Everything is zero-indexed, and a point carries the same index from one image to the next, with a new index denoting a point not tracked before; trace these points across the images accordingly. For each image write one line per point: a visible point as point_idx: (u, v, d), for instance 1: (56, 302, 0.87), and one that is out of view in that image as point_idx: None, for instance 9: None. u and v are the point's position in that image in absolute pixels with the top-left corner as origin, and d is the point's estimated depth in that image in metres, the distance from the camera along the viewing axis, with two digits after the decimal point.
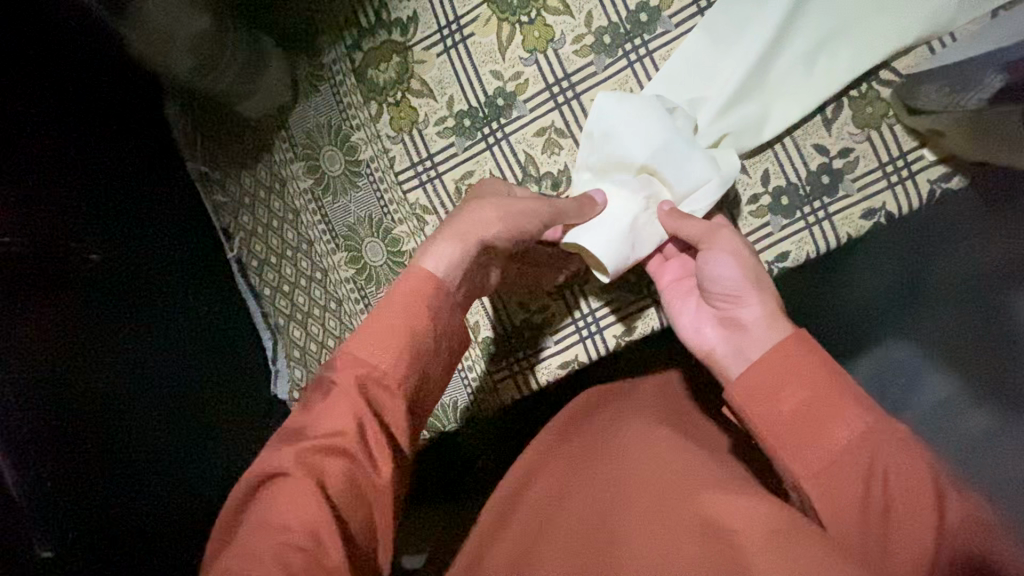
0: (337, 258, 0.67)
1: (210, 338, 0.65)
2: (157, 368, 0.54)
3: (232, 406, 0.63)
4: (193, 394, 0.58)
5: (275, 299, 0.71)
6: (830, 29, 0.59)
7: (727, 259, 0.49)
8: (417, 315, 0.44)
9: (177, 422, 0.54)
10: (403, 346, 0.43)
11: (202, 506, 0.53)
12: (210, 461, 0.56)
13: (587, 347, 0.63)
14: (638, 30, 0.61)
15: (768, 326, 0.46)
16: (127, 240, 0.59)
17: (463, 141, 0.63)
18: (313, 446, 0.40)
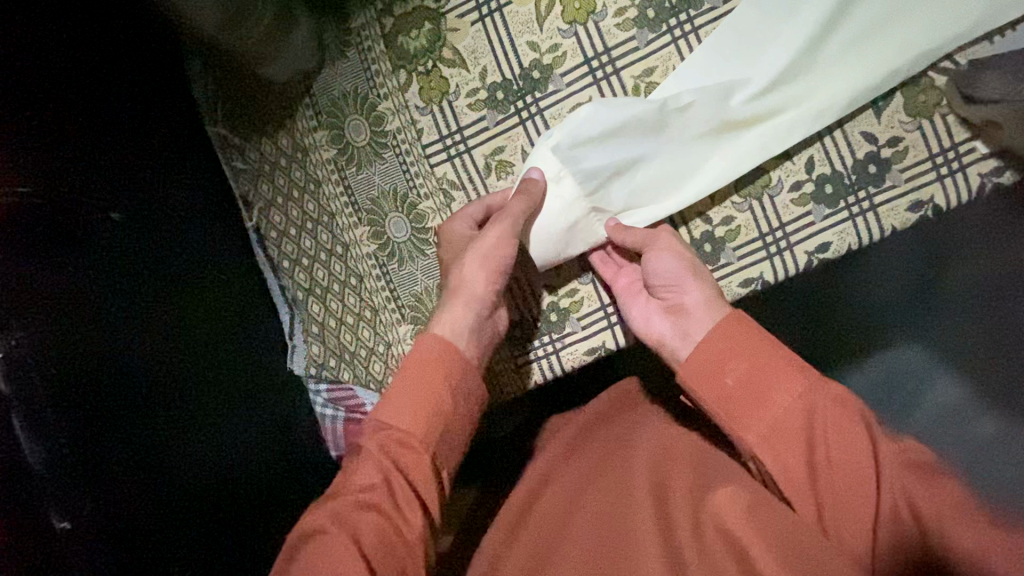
0: (359, 232, 0.65)
1: (234, 312, 0.63)
2: (183, 337, 0.53)
3: (253, 381, 0.61)
4: (214, 366, 0.56)
5: (293, 272, 0.68)
6: (888, 11, 0.55)
7: (670, 255, 0.53)
8: (430, 378, 0.48)
9: (205, 393, 0.53)
10: (424, 413, 0.47)
11: (226, 481, 0.51)
12: (240, 436, 0.56)
13: (614, 334, 0.61)
14: (684, 5, 0.58)
15: (707, 310, 0.50)
16: (158, 205, 0.57)
17: (495, 115, 0.61)
18: (349, 505, 0.44)
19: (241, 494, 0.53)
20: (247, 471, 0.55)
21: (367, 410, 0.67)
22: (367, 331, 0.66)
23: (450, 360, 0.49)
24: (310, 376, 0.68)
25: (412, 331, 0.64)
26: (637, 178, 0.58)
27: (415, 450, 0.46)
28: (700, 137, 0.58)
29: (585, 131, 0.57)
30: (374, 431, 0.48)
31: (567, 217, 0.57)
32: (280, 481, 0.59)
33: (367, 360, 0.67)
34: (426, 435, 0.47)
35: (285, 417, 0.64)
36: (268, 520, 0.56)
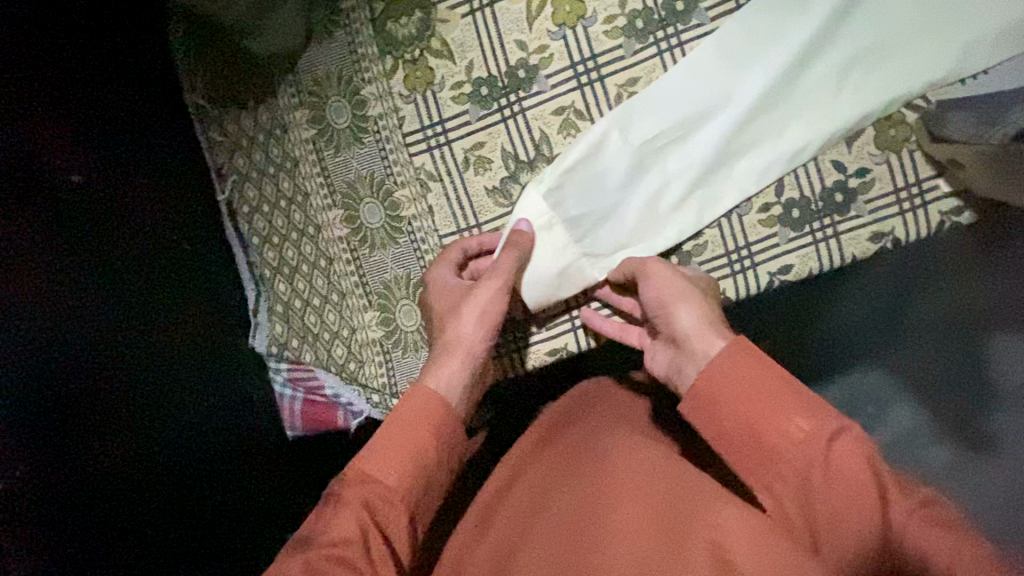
0: (332, 215, 0.65)
1: (205, 290, 0.63)
2: (143, 312, 0.53)
3: (207, 357, 0.61)
4: (166, 340, 0.55)
5: (262, 249, 0.68)
6: (867, 46, 0.57)
7: (656, 283, 0.52)
8: (421, 432, 0.47)
9: (158, 368, 0.53)
10: (409, 466, 0.45)
11: (169, 454, 0.51)
12: (188, 412, 0.55)
13: (577, 337, 0.62)
14: (673, 18, 0.59)
15: (700, 338, 0.47)
16: (129, 175, 0.57)
17: (478, 110, 0.61)
18: (326, 554, 0.41)
19: (195, 469, 0.54)
20: (197, 446, 0.55)
21: (327, 392, 0.68)
22: (332, 315, 0.67)
23: (441, 418, 0.48)
24: (271, 356, 0.68)
25: (377, 318, 0.65)
26: (617, 217, 0.60)
27: (396, 505, 0.44)
28: (681, 185, 0.59)
29: (566, 178, 0.59)
30: (354, 480, 0.45)
31: (557, 261, 0.59)
32: (236, 457, 0.60)
33: (330, 343, 0.67)
34: (408, 489, 0.45)
35: (239, 395, 0.63)
36: (222, 494, 0.56)
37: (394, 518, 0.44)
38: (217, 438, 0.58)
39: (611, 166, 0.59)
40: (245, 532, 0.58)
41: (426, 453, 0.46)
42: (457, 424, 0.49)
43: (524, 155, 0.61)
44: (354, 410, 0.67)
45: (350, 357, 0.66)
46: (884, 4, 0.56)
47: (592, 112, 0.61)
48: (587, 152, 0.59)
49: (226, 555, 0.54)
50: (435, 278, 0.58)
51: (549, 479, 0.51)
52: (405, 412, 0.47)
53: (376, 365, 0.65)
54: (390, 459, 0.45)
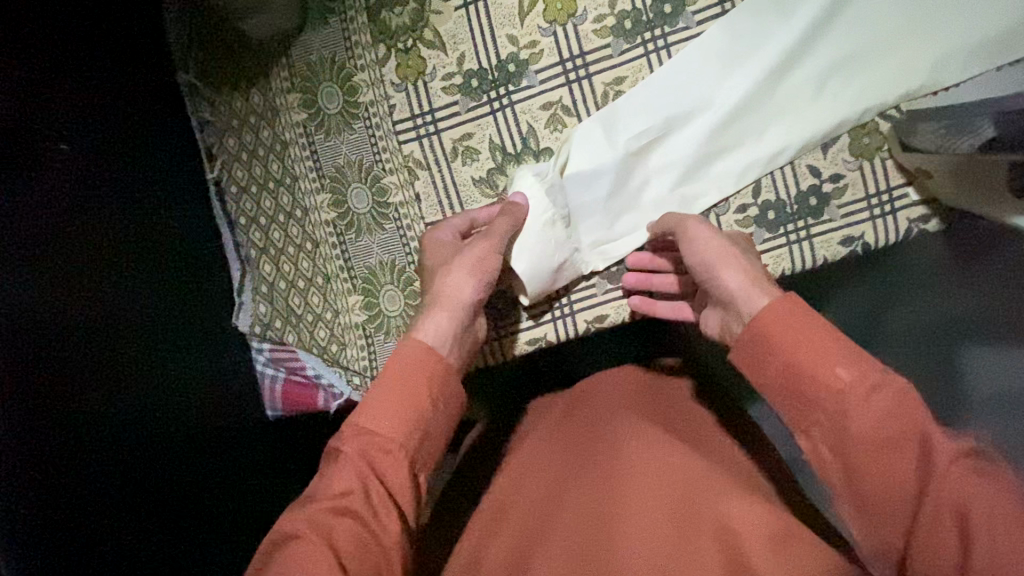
0: (320, 198, 0.66)
1: (191, 268, 0.64)
2: (129, 285, 0.54)
3: (187, 330, 0.61)
4: (147, 308, 0.56)
5: (250, 230, 0.68)
6: (845, 55, 0.59)
7: (701, 245, 0.52)
8: (412, 383, 0.47)
9: (141, 339, 0.54)
10: (404, 415, 0.46)
11: (147, 421, 0.52)
12: (166, 380, 0.56)
13: (556, 328, 0.64)
14: (660, 21, 0.60)
15: (748, 296, 0.47)
16: (120, 150, 0.57)
17: (468, 101, 0.63)
18: (325, 507, 0.42)
19: (178, 438, 0.55)
20: (174, 414, 0.55)
21: (309, 373, 0.69)
22: (316, 297, 0.67)
23: (432, 366, 0.48)
24: (254, 335, 0.69)
25: (361, 302, 0.65)
26: (605, 211, 0.62)
27: (392, 454, 0.44)
28: (668, 181, 0.61)
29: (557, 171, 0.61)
30: (351, 436, 0.45)
31: (556, 256, 0.60)
32: (218, 433, 0.61)
33: (313, 325, 0.68)
34: (404, 438, 0.45)
35: (217, 369, 0.64)
36: (204, 466, 0.57)
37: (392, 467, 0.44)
38: (195, 409, 0.59)
39: (602, 160, 0.60)
40: (229, 504, 0.59)
41: (419, 405, 0.46)
42: (450, 374, 0.49)
43: (511, 148, 0.63)
44: (335, 392, 0.69)
45: (332, 339, 0.67)
46: (861, 16, 0.58)
47: (579, 108, 0.62)
48: (578, 146, 0.61)
49: (209, 524, 0.55)
50: (432, 242, 0.58)
51: (542, 476, 0.53)
52: (395, 366, 0.47)
53: (359, 347, 0.66)
54: (384, 406, 0.46)
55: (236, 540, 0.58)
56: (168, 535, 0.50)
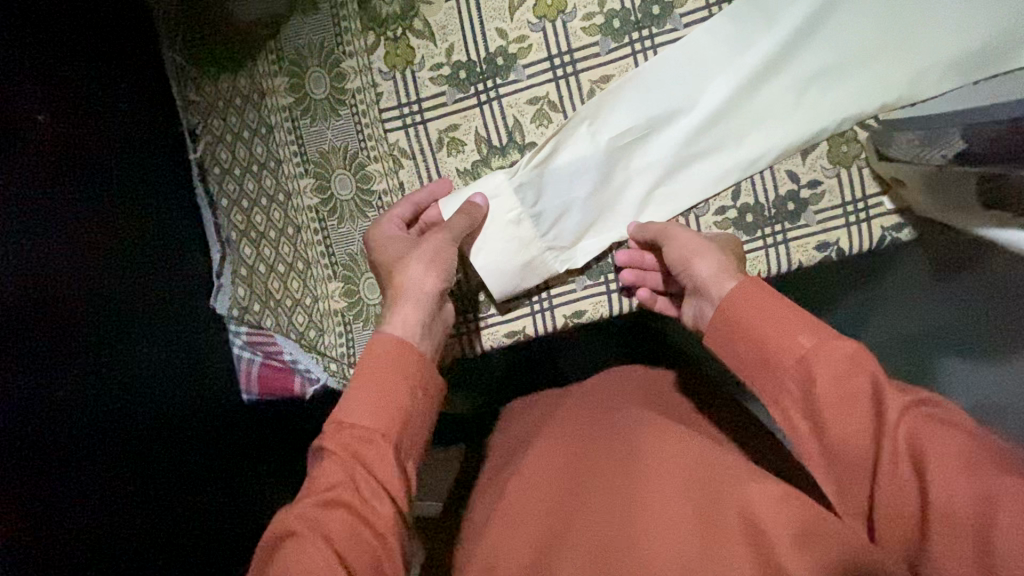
0: (303, 183, 0.66)
1: (166, 249, 0.63)
2: (101, 264, 0.53)
3: (156, 309, 0.60)
4: (115, 284, 0.55)
5: (231, 212, 0.68)
6: (827, 64, 0.60)
7: (676, 240, 0.55)
8: (389, 375, 0.47)
9: (110, 319, 0.53)
10: (387, 406, 0.46)
11: (109, 398, 0.51)
12: (130, 358, 0.55)
13: (535, 322, 0.64)
14: (648, 22, 0.61)
15: (714, 282, 0.51)
16: (97, 127, 0.57)
17: (455, 93, 0.63)
18: (316, 501, 0.42)
19: (144, 420, 0.54)
20: (137, 393, 0.55)
21: (286, 358, 0.69)
22: (296, 282, 0.67)
23: (404, 354, 0.49)
24: (232, 318, 0.69)
25: (340, 289, 0.65)
26: (580, 207, 0.62)
27: (377, 443, 0.45)
28: (643, 180, 0.62)
29: (535, 165, 0.61)
30: (335, 432, 0.45)
31: (518, 247, 0.61)
32: (188, 416, 0.61)
33: (291, 310, 0.67)
34: (387, 427, 0.46)
35: (186, 350, 0.63)
36: (172, 450, 0.57)
37: (378, 459, 0.45)
38: (160, 389, 0.58)
39: (579, 157, 0.61)
40: (193, 489, 0.59)
41: (399, 394, 0.47)
42: (422, 360, 0.49)
43: (496, 141, 0.63)
44: (311, 377, 0.69)
45: (310, 325, 0.67)
46: (844, 27, 0.60)
47: (565, 105, 0.63)
48: (556, 142, 0.61)
49: (171, 509, 0.56)
50: (383, 237, 0.58)
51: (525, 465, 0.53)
52: (370, 360, 0.48)
53: (336, 334, 0.65)
54: (359, 401, 0.46)
55: (196, 530, 0.58)
56: (129, 518, 0.50)
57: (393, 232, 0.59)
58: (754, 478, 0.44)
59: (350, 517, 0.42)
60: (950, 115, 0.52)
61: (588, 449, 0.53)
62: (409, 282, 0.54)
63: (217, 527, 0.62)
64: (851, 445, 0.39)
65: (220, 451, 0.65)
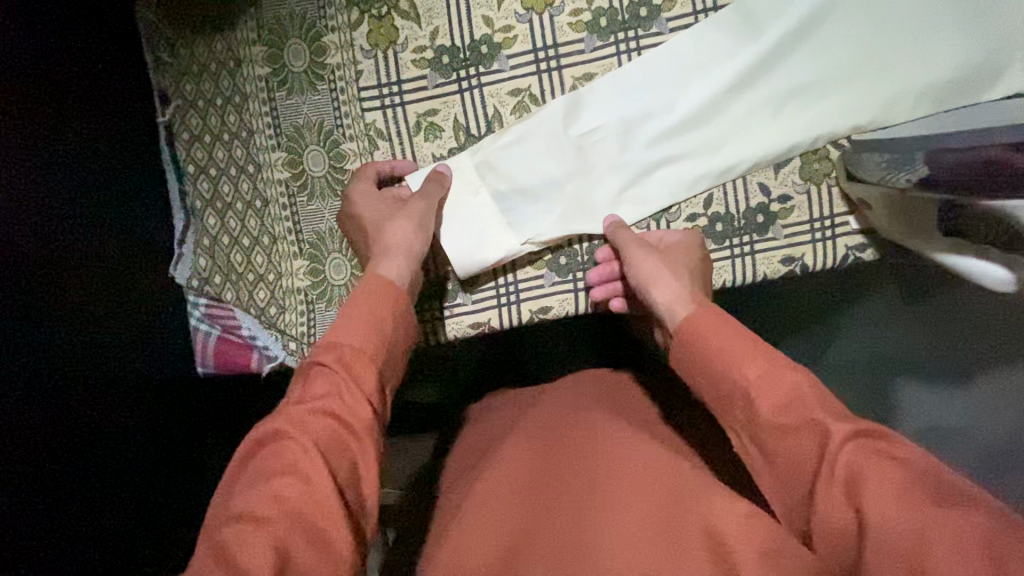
0: (275, 156, 0.64)
1: (126, 216, 0.61)
2: (49, 228, 0.51)
3: (114, 272, 0.59)
4: (71, 244, 0.54)
5: (198, 179, 0.66)
6: (805, 81, 0.61)
7: (640, 256, 0.56)
8: (381, 307, 0.48)
9: (59, 286, 0.51)
10: (378, 332, 0.47)
11: (54, 359, 0.50)
12: (82, 318, 0.54)
13: (500, 314, 0.64)
14: (635, 24, 0.61)
15: (674, 304, 0.51)
16: (55, 85, 0.55)
17: (436, 78, 0.62)
18: (309, 408, 0.42)
19: (88, 390, 0.53)
20: (86, 355, 0.53)
21: (244, 334, 0.67)
22: (260, 256, 0.65)
23: (393, 292, 0.50)
24: (190, 289, 0.67)
25: (306, 267, 0.64)
26: (550, 196, 0.62)
27: (369, 362, 0.45)
28: (614, 176, 0.62)
29: (506, 148, 0.61)
30: (329, 348, 0.45)
31: (479, 221, 0.61)
32: (140, 390, 0.59)
33: (253, 285, 0.66)
34: (376, 353, 0.46)
35: (143, 317, 0.62)
36: (120, 424, 0.56)
37: (367, 380, 0.45)
38: (111, 355, 0.56)
39: (551, 144, 0.61)
40: (144, 465, 0.58)
41: (389, 325, 0.48)
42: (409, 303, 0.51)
43: (475, 129, 0.63)
44: (270, 354, 0.67)
45: (272, 301, 0.65)
46: (823, 46, 0.61)
47: (547, 99, 0.62)
48: (531, 128, 0.61)
49: (116, 486, 0.54)
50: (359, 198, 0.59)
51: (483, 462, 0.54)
52: (363, 292, 0.49)
53: (299, 312, 0.65)
54: (349, 317, 0.47)
55: (142, 507, 0.57)
56: (65, 492, 0.49)
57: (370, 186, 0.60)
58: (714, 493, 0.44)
59: (337, 428, 0.42)
60: (918, 140, 0.52)
61: (545, 448, 0.53)
62: (394, 235, 0.55)
63: (169, 505, 0.60)
64: (794, 458, 0.40)
65: (174, 422, 0.63)
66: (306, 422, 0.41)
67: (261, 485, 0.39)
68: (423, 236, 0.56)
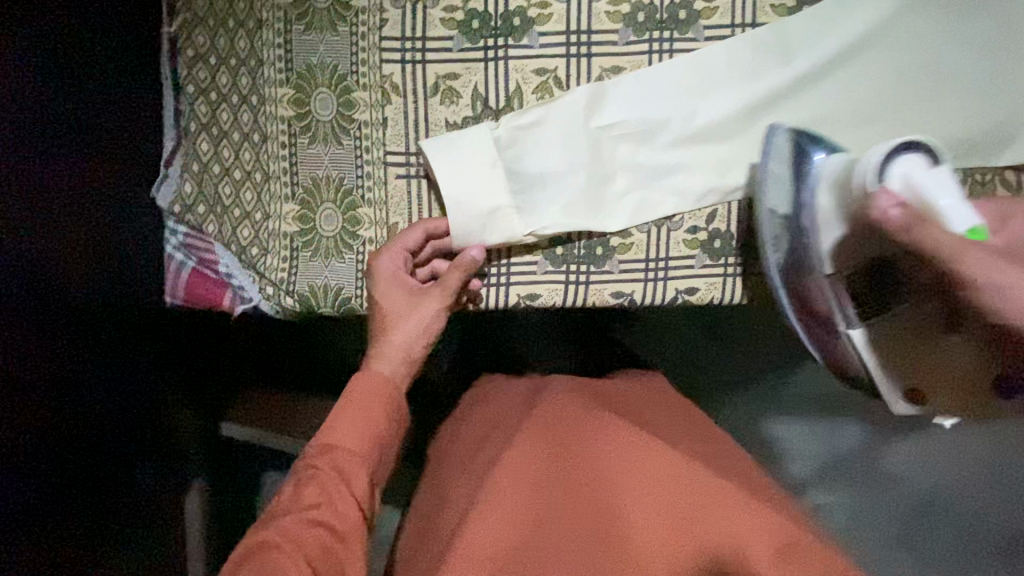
0: (281, 92, 0.61)
1: (108, 131, 0.58)
2: (12, 135, 0.47)
3: (109, 197, 0.58)
4: (76, 168, 0.54)
5: (196, 101, 0.63)
6: (827, 113, 0.61)
7: None
8: (376, 408, 0.54)
9: (15, 198, 0.48)
10: (369, 432, 0.53)
11: (45, 277, 0.50)
12: (79, 244, 0.54)
13: (488, 295, 0.63)
14: (672, 24, 0.60)
15: None
16: None
17: (463, 41, 0.60)
18: (299, 518, 0.48)
19: (71, 312, 0.53)
20: (79, 277, 0.54)
21: (220, 270, 0.65)
22: (250, 193, 0.63)
23: (390, 393, 0.55)
24: (171, 214, 0.65)
25: (296, 213, 0.62)
26: (562, 182, 0.61)
27: (358, 463, 0.52)
28: (627, 173, 0.62)
29: (527, 126, 0.60)
30: (323, 452, 0.52)
31: (485, 200, 0.60)
32: (98, 314, 0.56)
33: (238, 221, 0.63)
34: (365, 451, 0.52)
35: (129, 244, 0.61)
36: (65, 349, 0.52)
37: (356, 478, 0.51)
38: (103, 282, 0.57)
39: (573, 130, 0.60)
40: (84, 394, 0.55)
41: (380, 426, 0.53)
42: (401, 396, 0.56)
43: (494, 101, 0.61)
44: (244, 296, 0.64)
45: (254, 242, 0.63)
46: (851, 82, 0.61)
47: (570, 83, 0.61)
48: (555, 109, 0.60)
49: (74, 412, 0.54)
50: (382, 274, 0.58)
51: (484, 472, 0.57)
52: (357, 391, 0.54)
53: (282, 257, 0.62)
54: (344, 423, 0.53)
55: (80, 438, 0.55)
56: (34, 407, 0.50)
57: (392, 268, 0.58)
58: (711, 534, 0.49)
59: (322, 536, 0.47)
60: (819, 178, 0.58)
61: (547, 462, 0.56)
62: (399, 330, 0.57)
63: (109, 435, 0.59)
64: None
65: (144, 355, 0.64)
66: (299, 535, 0.47)
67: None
68: (424, 342, 0.57)
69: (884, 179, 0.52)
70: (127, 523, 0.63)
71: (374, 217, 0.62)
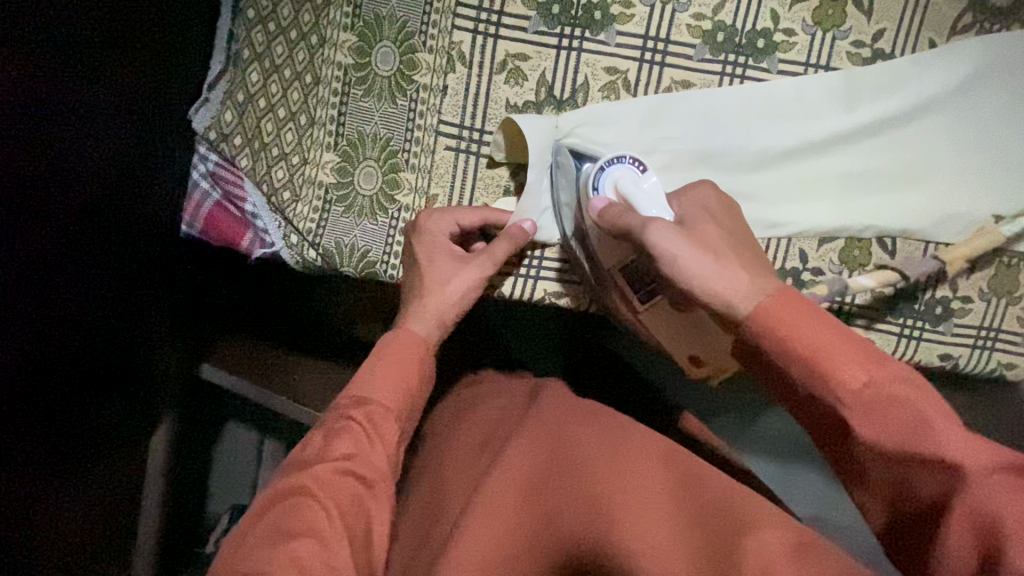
0: (344, 37, 0.59)
1: (154, 40, 0.55)
2: (79, 27, 0.46)
3: (149, 113, 0.56)
4: (127, 76, 0.52)
5: (252, 28, 0.60)
6: (879, 169, 0.62)
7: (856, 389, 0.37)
8: (406, 372, 0.52)
9: (43, 85, 0.44)
10: (399, 392, 0.51)
11: (80, 181, 0.49)
12: (118, 154, 0.53)
13: (514, 284, 0.62)
14: (749, 52, 0.60)
15: None
16: None
17: (539, 24, 0.58)
18: (330, 469, 0.46)
19: (95, 219, 0.52)
20: (107, 185, 0.53)
21: (245, 209, 0.62)
22: (290, 134, 0.60)
23: (420, 356, 0.53)
24: (204, 139, 0.62)
25: (335, 164, 0.60)
26: None
27: (386, 421, 0.49)
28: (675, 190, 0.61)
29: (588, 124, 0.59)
30: (353, 405, 0.49)
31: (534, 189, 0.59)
32: (97, 228, 0.52)
33: (273, 161, 0.60)
34: (394, 411, 0.50)
35: (156, 164, 0.58)
36: (59, 257, 0.49)
37: (384, 432, 0.49)
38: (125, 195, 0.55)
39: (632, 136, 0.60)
40: (66, 311, 0.51)
41: (412, 381, 0.52)
42: (430, 360, 0.54)
43: (558, 92, 0.59)
44: (266, 241, 0.62)
45: (287, 186, 0.60)
46: (908, 144, 0.61)
47: (639, 89, 0.60)
48: (618, 112, 0.59)
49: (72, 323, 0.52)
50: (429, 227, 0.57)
51: (482, 467, 0.56)
52: (386, 351, 0.52)
53: (313, 208, 0.60)
54: (380, 377, 0.51)
55: (53, 354, 0.51)
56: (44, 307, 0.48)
57: (439, 231, 0.57)
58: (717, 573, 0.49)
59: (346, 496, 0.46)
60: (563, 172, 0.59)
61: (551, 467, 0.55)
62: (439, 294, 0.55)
63: (92, 354, 0.56)
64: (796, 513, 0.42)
65: (142, 277, 0.62)
66: (323, 491, 0.45)
67: (276, 549, 0.42)
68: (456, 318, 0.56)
69: (599, 190, 0.54)
70: (94, 449, 0.60)
71: (414, 185, 0.60)
